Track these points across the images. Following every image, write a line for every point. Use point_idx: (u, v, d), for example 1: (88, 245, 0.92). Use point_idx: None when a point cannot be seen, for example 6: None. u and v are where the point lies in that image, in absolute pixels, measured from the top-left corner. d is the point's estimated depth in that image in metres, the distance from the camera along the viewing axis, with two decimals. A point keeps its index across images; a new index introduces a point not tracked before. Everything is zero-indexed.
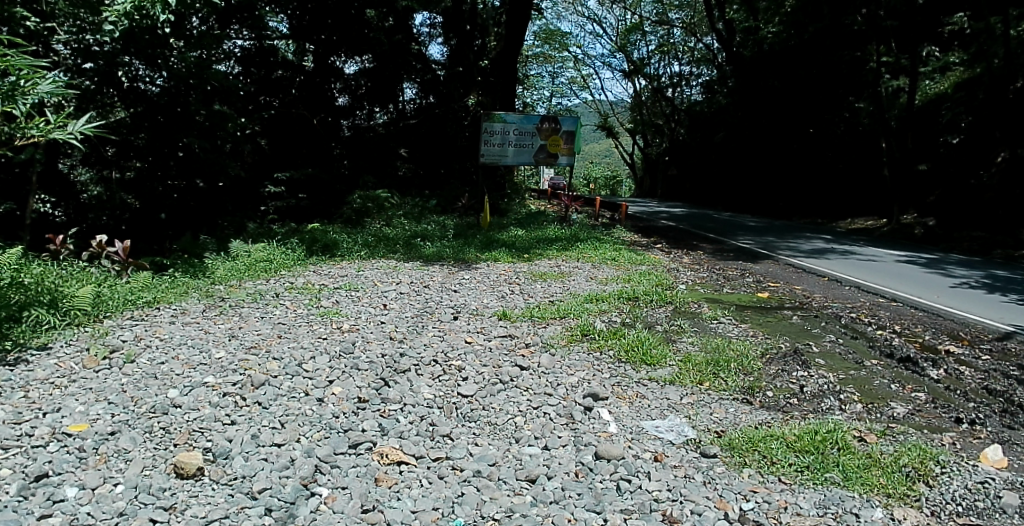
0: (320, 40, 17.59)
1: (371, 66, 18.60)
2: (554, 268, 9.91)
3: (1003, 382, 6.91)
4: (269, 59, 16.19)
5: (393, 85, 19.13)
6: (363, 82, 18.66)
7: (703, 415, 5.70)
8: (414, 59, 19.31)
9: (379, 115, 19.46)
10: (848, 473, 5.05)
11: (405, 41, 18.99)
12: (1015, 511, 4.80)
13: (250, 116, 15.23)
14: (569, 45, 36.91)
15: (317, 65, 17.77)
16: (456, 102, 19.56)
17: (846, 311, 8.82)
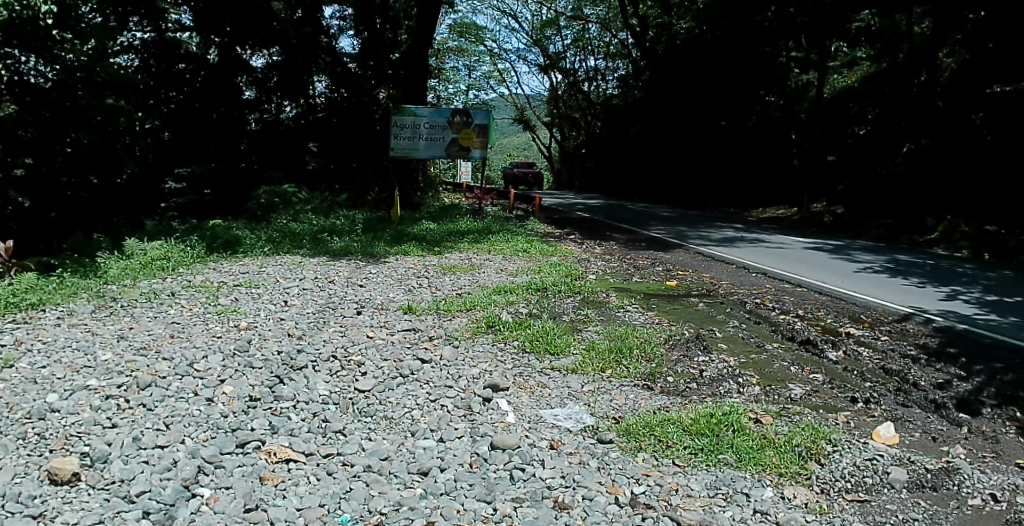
0: (229, 32, 17.64)
1: (279, 59, 18.54)
2: (465, 260, 9.93)
3: (900, 362, 7.20)
4: (174, 52, 16.56)
5: (303, 77, 18.95)
6: (273, 75, 18.49)
7: (602, 401, 5.78)
8: (323, 52, 19.30)
9: (289, 108, 19.10)
10: (741, 454, 5.19)
11: (315, 34, 18.98)
12: (902, 486, 4.99)
13: (148, 110, 15.17)
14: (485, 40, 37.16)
15: (222, 58, 17.54)
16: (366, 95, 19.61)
17: (751, 297, 9.06)
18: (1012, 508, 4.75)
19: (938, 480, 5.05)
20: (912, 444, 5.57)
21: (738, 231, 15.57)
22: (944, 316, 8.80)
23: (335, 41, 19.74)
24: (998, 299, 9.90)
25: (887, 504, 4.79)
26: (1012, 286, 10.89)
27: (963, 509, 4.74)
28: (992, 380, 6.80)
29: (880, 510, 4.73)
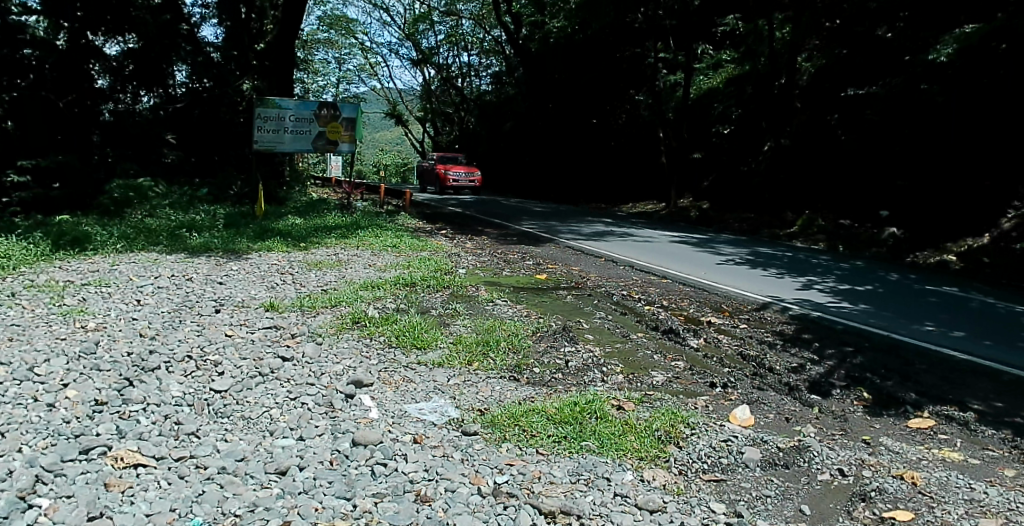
0: (79, 17, 16.62)
1: (135, 48, 17.96)
2: (331, 256, 9.89)
3: (756, 347, 7.67)
4: (18, 37, 15.15)
5: (160, 66, 18.58)
6: (128, 64, 17.90)
7: (468, 394, 5.95)
8: (184, 40, 19.01)
9: (145, 97, 18.67)
10: (603, 440, 5.37)
11: (173, 21, 18.72)
12: (756, 465, 5.24)
13: None
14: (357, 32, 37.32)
15: (71, 44, 16.30)
16: (230, 86, 19.49)
17: (617, 289, 9.39)
18: (857, 481, 5.03)
19: (789, 458, 5.33)
20: (766, 425, 5.91)
21: (609, 225, 16.06)
22: (799, 304, 9.43)
23: (197, 29, 19.59)
24: (848, 288, 10.70)
25: (742, 482, 5.01)
26: (860, 275, 11.80)
27: (812, 484, 5.00)
28: (842, 363, 7.34)
29: (734, 488, 4.93)
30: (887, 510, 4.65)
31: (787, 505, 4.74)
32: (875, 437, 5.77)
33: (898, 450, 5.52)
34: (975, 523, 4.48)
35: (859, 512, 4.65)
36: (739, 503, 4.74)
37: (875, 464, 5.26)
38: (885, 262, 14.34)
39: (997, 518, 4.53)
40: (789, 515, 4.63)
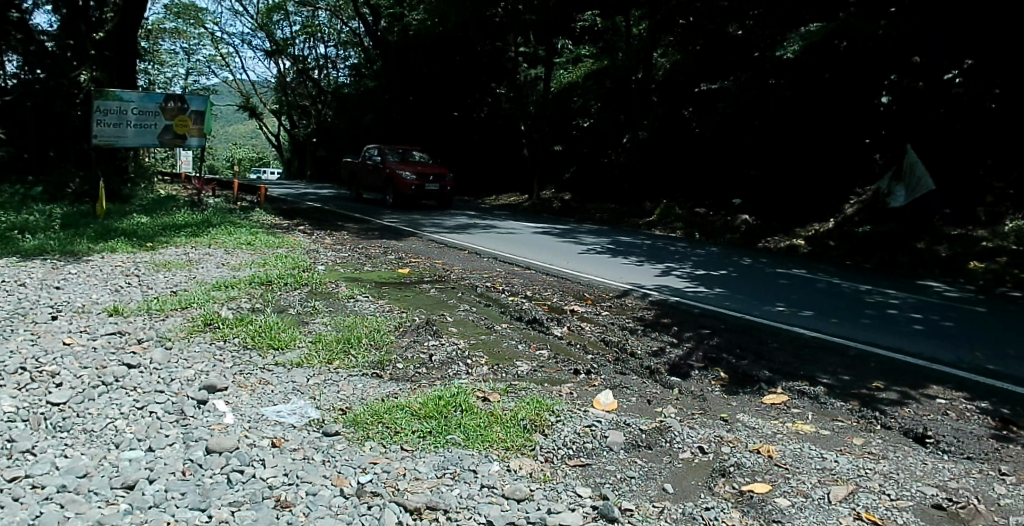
0: None
1: None
2: (182, 255, 9.42)
3: (617, 333, 7.95)
4: None
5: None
6: None
7: (329, 393, 5.85)
8: (13, 28, 17.47)
9: None
10: (469, 432, 5.40)
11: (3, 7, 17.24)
12: (620, 447, 5.42)
13: None
14: (206, 21, 35.67)
15: None
16: (66, 77, 17.74)
17: (482, 281, 9.47)
18: (716, 457, 5.31)
19: (651, 439, 5.55)
20: (628, 409, 6.12)
21: (478, 219, 16.19)
22: (658, 290, 9.86)
23: (28, 16, 17.98)
24: (704, 273, 11.29)
25: (607, 465, 5.16)
26: (714, 260, 12.48)
27: (675, 464, 5.23)
28: (699, 345, 7.74)
29: (600, 472, 5.07)
30: (746, 484, 4.93)
31: (651, 484, 4.93)
32: (732, 414, 6.12)
33: (754, 426, 5.88)
34: (826, 490, 4.83)
35: (719, 488, 4.90)
36: (604, 486, 4.88)
37: (734, 440, 5.57)
38: (736, 248, 15.28)
39: (846, 484, 4.91)
40: (653, 494, 4.81)
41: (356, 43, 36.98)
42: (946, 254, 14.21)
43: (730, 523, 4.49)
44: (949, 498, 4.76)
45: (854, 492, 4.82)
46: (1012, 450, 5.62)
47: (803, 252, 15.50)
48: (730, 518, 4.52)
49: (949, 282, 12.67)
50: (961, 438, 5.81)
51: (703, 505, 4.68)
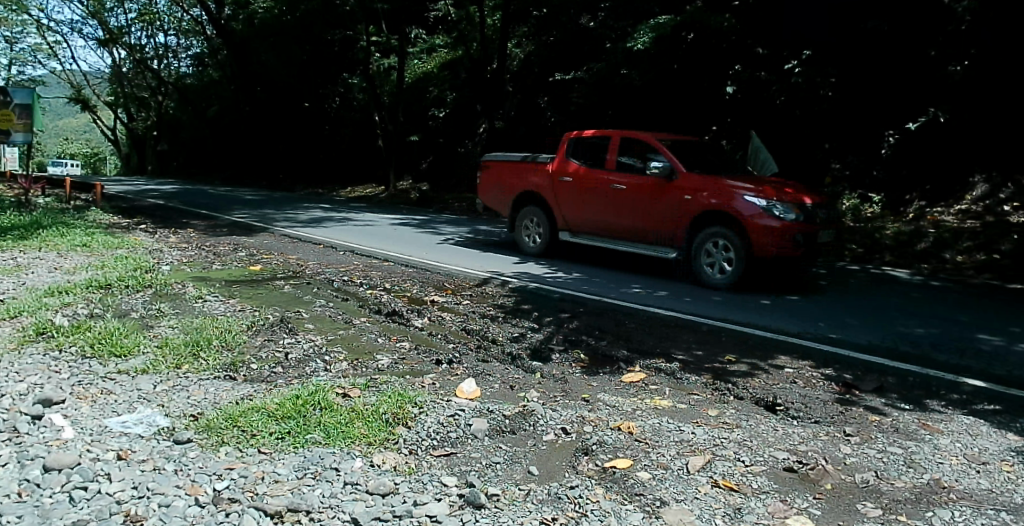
0: None
1: None
2: (7, 261, 8.68)
3: (479, 321, 8.00)
4: None
5: None
6: None
7: (178, 400, 5.56)
8: None
9: None
10: (330, 431, 5.25)
11: None
12: (485, 434, 5.43)
13: None
14: (30, 9, 33.05)
15: None
16: None
17: (338, 276, 9.41)
18: (579, 437, 5.42)
19: (516, 423, 5.60)
20: (491, 395, 6.14)
21: (340, 218, 15.91)
22: (518, 277, 10.03)
23: None
24: (564, 259, 11.58)
25: (472, 453, 5.15)
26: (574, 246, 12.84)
27: (539, 445, 5.30)
28: (560, 328, 7.92)
29: (465, 460, 5.05)
30: (608, 460, 5.05)
31: (517, 468, 4.96)
32: (593, 394, 6.28)
33: (614, 404, 6.06)
34: (685, 461, 5.03)
35: (583, 466, 4.99)
36: (470, 473, 4.86)
37: (595, 419, 5.71)
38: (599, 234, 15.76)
39: (704, 454, 5.13)
40: (519, 478, 4.84)
41: (201, 32, 35.52)
42: None
43: (595, 499, 4.55)
44: (800, 460, 5.06)
45: (711, 461, 5.04)
46: (855, 411, 6.10)
47: None
48: (594, 495, 4.60)
49: None
50: (809, 404, 6.24)
51: (567, 484, 4.74)
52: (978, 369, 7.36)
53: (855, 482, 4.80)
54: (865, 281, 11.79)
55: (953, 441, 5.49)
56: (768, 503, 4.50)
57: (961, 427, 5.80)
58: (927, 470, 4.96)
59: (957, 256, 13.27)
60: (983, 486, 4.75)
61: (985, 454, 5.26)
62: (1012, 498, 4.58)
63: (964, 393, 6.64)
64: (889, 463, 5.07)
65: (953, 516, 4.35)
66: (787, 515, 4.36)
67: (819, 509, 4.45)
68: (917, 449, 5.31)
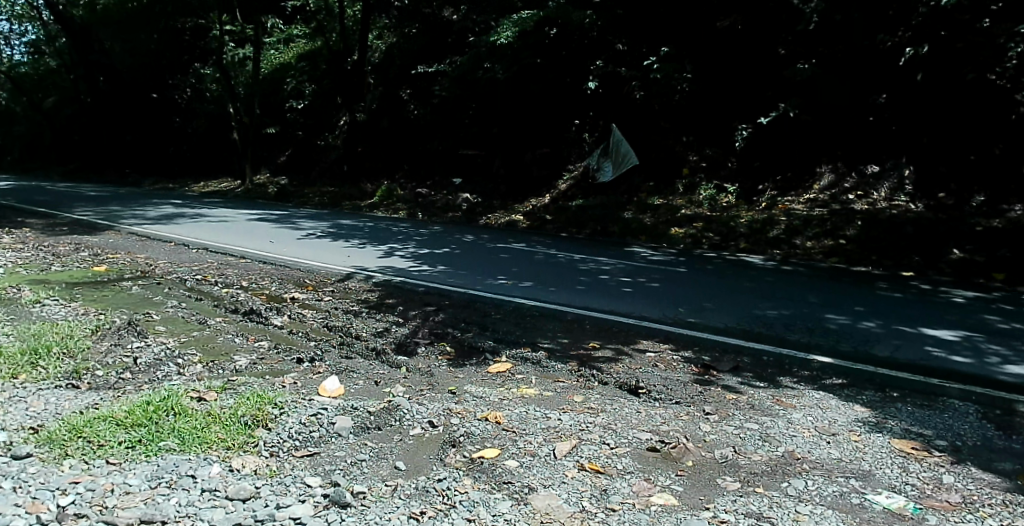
0: None
1: None
2: None
3: (341, 317, 7.88)
4: None
5: None
6: None
7: (13, 412, 5.17)
8: None
9: None
10: (185, 436, 5.02)
11: None
12: (349, 431, 5.36)
13: None
14: None
15: None
16: None
17: (191, 275, 9.04)
18: (445, 429, 5.43)
19: (380, 419, 5.55)
20: (355, 392, 6.07)
21: (194, 215, 15.19)
22: (381, 271, 9.96)
23: None
24: (427, 252, 11.58)
25: (336, 452, 5.06)
26: (437, 240, 12.85)
27: (405, 440, 5.27)
28: (425, 321, 7.94)
29: (329, 459, 4.97)
30: (476, 451, 5.08)
31: (383, 464, 4.92)
32: (460, 386, 6.31)
33: (481, 395, 6.11)
34: (552, 447, 5.15)
35: (450, 458, 5.00)
36: (335, 473, 4.78)
37: (462, 411, 5.73)
38: (467, 227, 15.85)
39: (570, 440, 5.28)
40: (385, 474, 4.80)
41: (37, 17, 32.95)
42: (652, 223, 15.95)
43: (462, 490, 4.57)
44: (663, 440, 5.31)
45: (577, 445, 5.19)
46: (713, 391, 6.46)
47: (529, 229, 16.51)
48: (462, 486, 4.62)
49: (657, 247, 14.24)
50: (669, 386, 6.54)
51: (435, 477, 4.74)
52: (827, 346, 7.97)
53: (715, 458, 5.08)
54: (721, 267, 12.47)
55: (805, 415, 5.90)
56: (633, 482, 4.70)
57: (812, 401, 6.24)
58: (782, 443, 5.31)
59: (805, 241, 14.26)
60: (833, 455, 5.13)
61: (835, 425, 5.69)
62: (859, 465, 4.98)
63: (814, 369, 7.18)
64: (746, 438, 5.40)
65: (805, 485, 4.68)
66: (651, 493, 4.58)
67: (681, 485, 4.70)
68: (771, 424, 5.67)
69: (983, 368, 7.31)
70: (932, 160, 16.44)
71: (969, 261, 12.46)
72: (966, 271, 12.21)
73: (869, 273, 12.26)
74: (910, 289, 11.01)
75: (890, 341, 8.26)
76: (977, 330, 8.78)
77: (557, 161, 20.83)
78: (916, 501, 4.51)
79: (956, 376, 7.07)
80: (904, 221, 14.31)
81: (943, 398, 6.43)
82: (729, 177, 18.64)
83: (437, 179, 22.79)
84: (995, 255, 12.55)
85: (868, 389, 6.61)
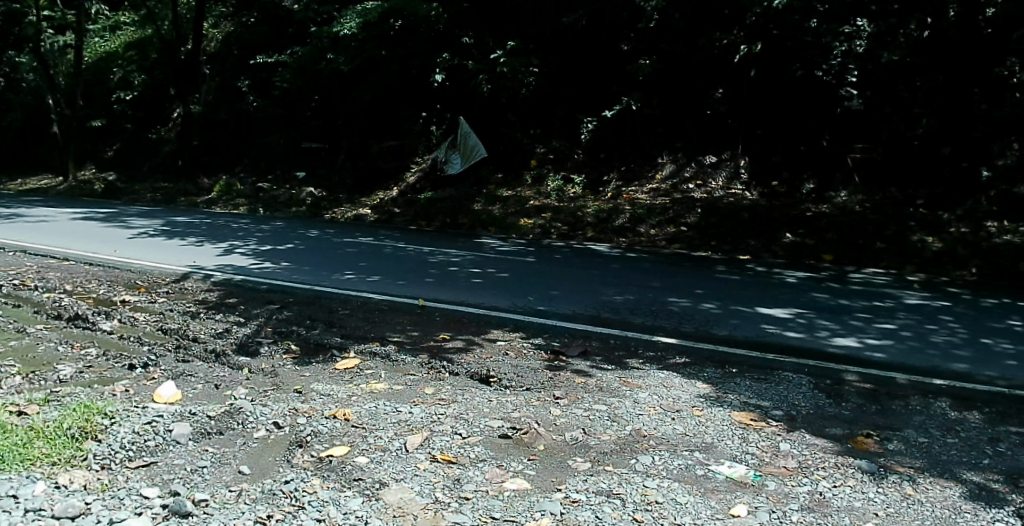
0: None
1: None
2: None
3: (178, 320, 7.52)
4: None
5: None
6: None
7: None
8: None
9: None
10: (5, 454, 4.66)
11: None
12: (188, 438, 5.15)
13: None
14: None
15: None
16: None
17: (6, 280, 8.35)
18: (292, 430, 5.34)
19: (222, 423, 5.37)
20: (194, 397, 5.83)
21: (8, 214, 13.94)
22: (221, 269, 9.57)
23: None
24: (270, 248, 11.24)
25: (174, 460, 4.86)
26: (279, 235, 12.52)
27: (250, 444, 5.14)
28: (270, 320, 7.74)
29: (167, 468, 4.76)
30: (324, 450, 5.04)
31: (227, 470, 4.78)
32: (306, 385, 6.21)
33: (328, 393, 6.05)
34: (403, 441, 5.19)
35: (298, 459, 4.93)
36: (175, 482, 4.60)
37: (309, 410, 5.65)
38: (313, 222, 15.49)
39: (421, 432, 5.35)
40: (228, 479, 4.66)
41: None
42: (501, 214, 16.28)
43: (312, 490, 4.52)
44: (514, 426, 5.50)
45: (428, 438, 5.27)
46: (563, 376, 6.73)
47: (377, 222, 16.36)
48: (311, 486, 4.57)
49: (507, 238, 14.54)
50: (520, 373, 6.76)
51: (281, 479, 4.65)
52: (670, 328, 8.48)
53: (566, 441, 5.31)
54: (569, 256, 12.95)
55: (650, 394, 6.29)
56: (486, 470, 4.82)
57: (657, 380, 6.66)
58: (629, 422, 5.64)
59: (649, 229, 15.03)
60: (677, 430, 5.50)
61: (679, 402, 6.09)
62: (702, 438, 5.34)
63: (659, 349, 7.65)
64: (594, 419, 5.69)
65: (653, 460, 4.97)
66: (504, 479, 4.71)
67: (533, 469, 4.87)
68: (619, 404, 6.00)
69: (814, 342, 8.07)
70: (767, 150, 17.77)
71: (799, 244, 13.58)
72: (797, 253, 13.31)
73: (709, 257, 13.13)
74: (747, 271, 11.89)
75: (729, 320, 8.91)
76: (808, 307, 9.63)
77: (405, 153, 20.85)
78: (755, 469, 4.86)
79: (789, 350, 7.76)
80: (740, 208, 15.40)
81: (778, 371, 7.03)
82: (575, 169, 19.20)
83: (283, 172, 22.15)
84: (822, 238, 13.75)
85: (708, 366, 7.12)
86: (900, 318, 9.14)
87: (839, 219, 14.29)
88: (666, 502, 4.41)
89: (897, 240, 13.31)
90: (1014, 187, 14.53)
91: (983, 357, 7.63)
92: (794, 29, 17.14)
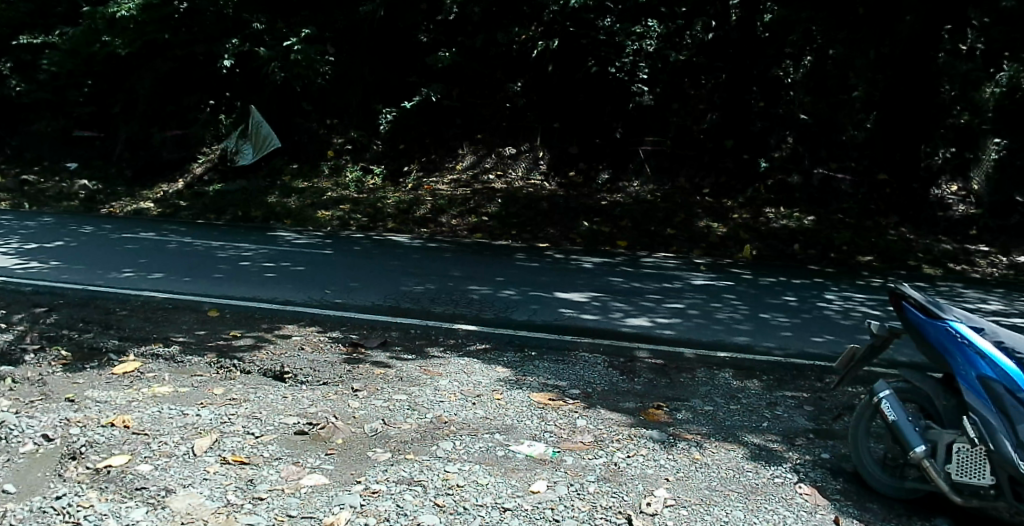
0: None
1: None
2: None
3: None
4: None
5: None
6: None
7: None
8: None
9: None
10: None
11: None
12: None
13: None
14: None
15: None
16: None
17: None
18: (63, 442, 5.04)
19: None
20: None
21: None
22: None
23: None
24: (35, 246, 10.32)
25: None
26: (46, 231, 11.51)
27: (14, 460, 4.79)
28: (35, 325, 7.13)
29: None
30: (101, 461, 4.81)
31: None
32: (80, 393, 5.84)
33: (105, 400, 5.74)
34: (191, 445, 5.08)
35: (70, 472, 4.68)
36: None
37: (83, 420, 5.35)
38: (86, 216, 14.26)
39: (211, 435, 5.25)
40: None
41: None
42: (297, 206, 15.93)
43: (88, 504, 4.32)
44: (310, 422, 5.57)
45: (219, 440, 5.20)
46: (361, 368, 6.86)
47: (160, 216, 15.38)
48: (86, 500, 4.36)
49: (302, 230, 14.26)
50: (317, 368, 6.78)
51: (52, 495, 4.40)
52: (470, 316, 8.88)
53: (365, 433, 5.47)
54: (368, 247, 12.98)
55: (451, 381, 6.60)
56: (282, 468, 4.86)
57: (458, 367, 6.99)
58: (430, 409, 5.91)
59: (451, 219, 15.43)
60: (477, 414, 5.85)
61: (479, 387, 6.47)
62: (503, 421, 5.74)
63: (459, 337, 8.01)
64: (395, 409, 5.89)
65: (453, 446, 5.26)
66: (300, 476, 4.78)
67: (331, 463, 4.97)
68: (420, 392, 6.26)
69: (609, 323, 8.82)
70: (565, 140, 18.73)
71: (597, 231, 14.57)
72: (594, 240, 14.27)
73: (509, 246, 13.73)
74: (545, 259, 12.62)
75: (528, 306, 9.46)
76: (604, 291, 10.46)
77: (190, 145, 20.00)
78: (552, 447, 5.28)
79: (585, 331, 8.44)
80: (539, 198, 16.23)
81: (574, 352, 7.63)
82: (374, 159, 19.19)
83: (52, 163, 20.54)
84: (617, 225, 14.85)
85: (508, 351, 7.57)
86: (687, 298, 10.18)
87: (632, 208, 15.51)
88: (467, 484, 4.67)
89: (685, 227, 14.69)
90: (786, 177, 16.60)
91: (759, 330, 8.76)
92: (588, 27, 18.97)
